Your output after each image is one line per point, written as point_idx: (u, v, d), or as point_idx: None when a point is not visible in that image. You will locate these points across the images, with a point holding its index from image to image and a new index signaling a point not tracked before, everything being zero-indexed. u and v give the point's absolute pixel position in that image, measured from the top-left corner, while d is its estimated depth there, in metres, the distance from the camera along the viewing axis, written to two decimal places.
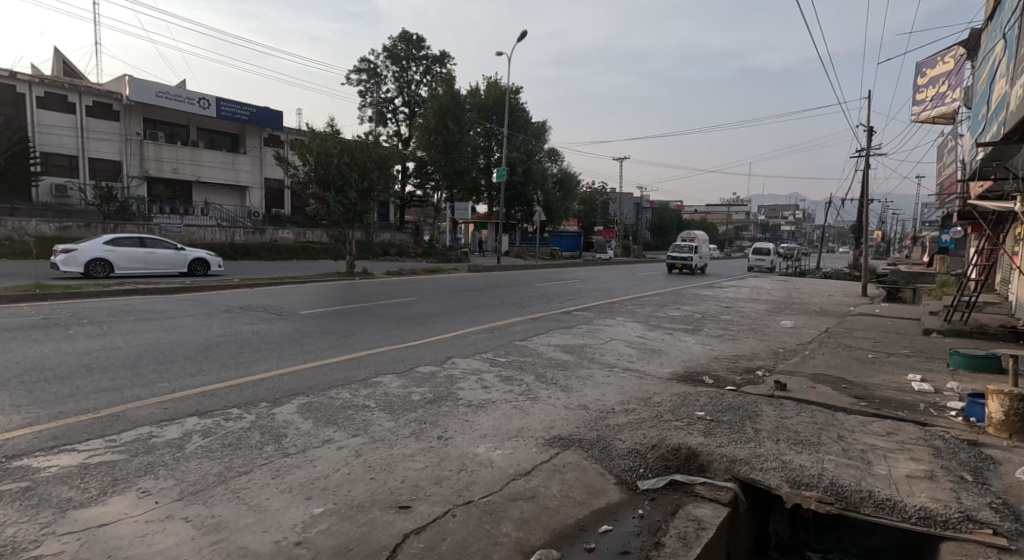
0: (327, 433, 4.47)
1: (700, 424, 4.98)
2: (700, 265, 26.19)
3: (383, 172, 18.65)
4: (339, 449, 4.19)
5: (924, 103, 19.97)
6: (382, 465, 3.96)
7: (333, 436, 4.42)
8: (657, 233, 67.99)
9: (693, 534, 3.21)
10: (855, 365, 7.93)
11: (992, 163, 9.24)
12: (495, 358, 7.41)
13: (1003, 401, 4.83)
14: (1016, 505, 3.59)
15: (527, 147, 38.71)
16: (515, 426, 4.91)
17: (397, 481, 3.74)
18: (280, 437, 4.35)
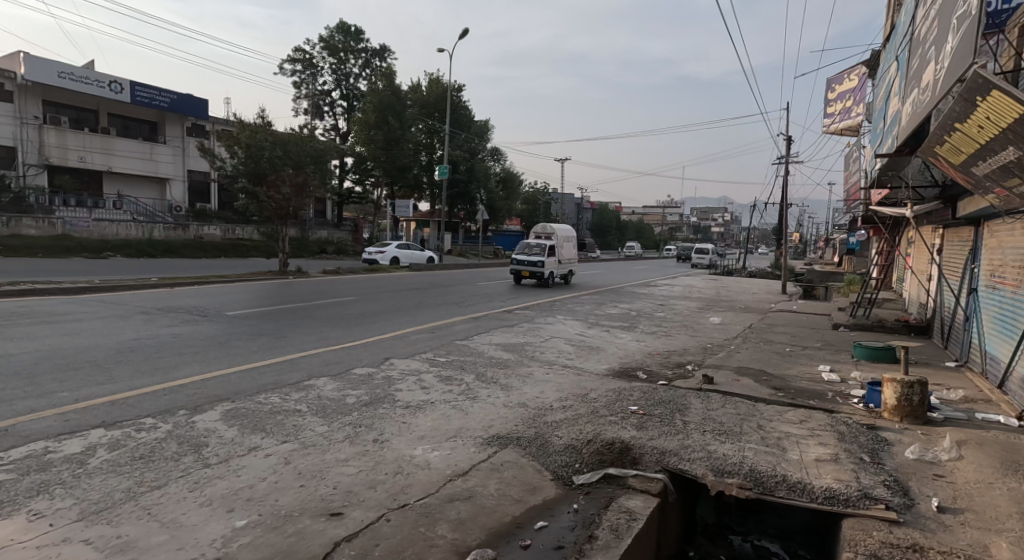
0: (253, 440, 4.34)
1: (633, 418, 5.19)
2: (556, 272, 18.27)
3: (320, 168, 18.05)
4: (268, 457, 4.06)
5: (834, 115, 21.49)
6: (314, 472, 3.89)
7: (260, 443, 4.29)
8: (598, 233, 69.29)
9: (624, 526, 3.35)
10: (775, 358, 8.49)
11: (889, 173, 10.12)
12: (435, 358, 7.40)
13: (896, 388, 5.32)
14: (906, 482, 3.99)
15: (470, 146, 38.65)
16: (454, 426, 4.94)
17: (328, 487, 3.68)
18: (200, 446, 4.17)
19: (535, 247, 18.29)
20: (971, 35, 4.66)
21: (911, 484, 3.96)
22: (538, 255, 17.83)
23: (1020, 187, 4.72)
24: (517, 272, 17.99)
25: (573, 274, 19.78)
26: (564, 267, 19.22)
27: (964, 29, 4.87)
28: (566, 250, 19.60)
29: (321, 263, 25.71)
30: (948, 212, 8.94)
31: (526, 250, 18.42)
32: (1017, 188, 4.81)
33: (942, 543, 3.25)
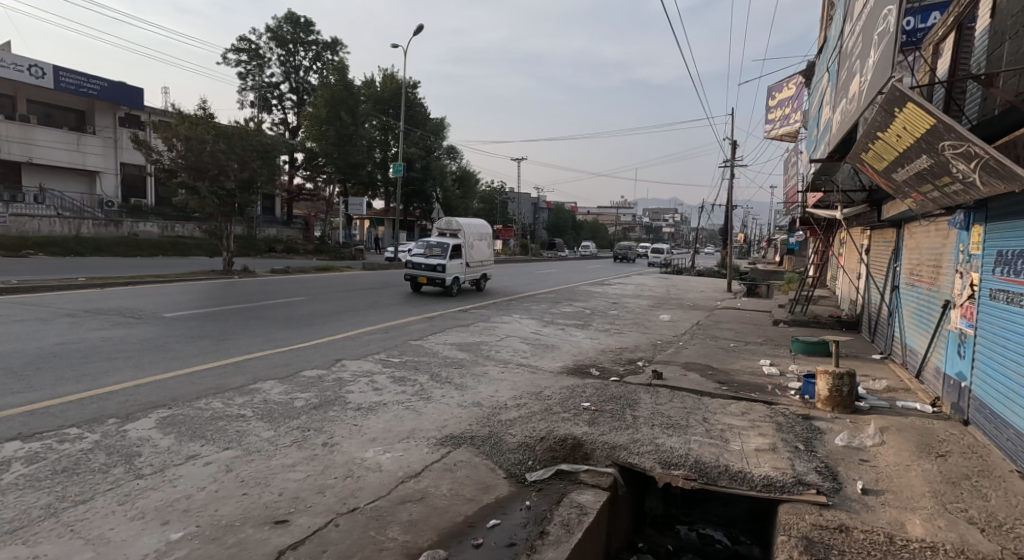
0: (192, 449, 4.20)
1: (585, 414, 5.31)
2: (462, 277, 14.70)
3: (267, 163, 17.51)
4: (207, 465, 3.94)
5: (775, 121, 22.49)
6: (258, 479, 3.81)
7: (199, 451, 4.16)
8: (554, 233, 69.92)
9: (575, 520, 3.44)
10: (720, 353, 8.85)
11: (823, 177, 10.69)
12: (389, 358, 7.33)
13: (828, 380, 5.66)
14: (835, 467, 4.25)
15: (425, 143, 38.29)
16: (407, 427, 4.93)
17: (273, 495, 3.61)
18: (132, 457, 4.01)
19: (435, 247, 14.63)
20: (889, 52, 4.99)
21: (840, 469, 4.23)
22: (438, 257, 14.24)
23: (934, 192, 5.14)
24: (412, 277, 14.30)
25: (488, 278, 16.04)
26: (475, 270, 15.66)
27: (883, 45, 5.25)
28: (478, 249, 15.89)
29: (268, 263, 24.27)
30: (874, 214, 9.54)
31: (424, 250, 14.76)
32: (930, 193, 5.23)
33: (865, 522, 3.46)
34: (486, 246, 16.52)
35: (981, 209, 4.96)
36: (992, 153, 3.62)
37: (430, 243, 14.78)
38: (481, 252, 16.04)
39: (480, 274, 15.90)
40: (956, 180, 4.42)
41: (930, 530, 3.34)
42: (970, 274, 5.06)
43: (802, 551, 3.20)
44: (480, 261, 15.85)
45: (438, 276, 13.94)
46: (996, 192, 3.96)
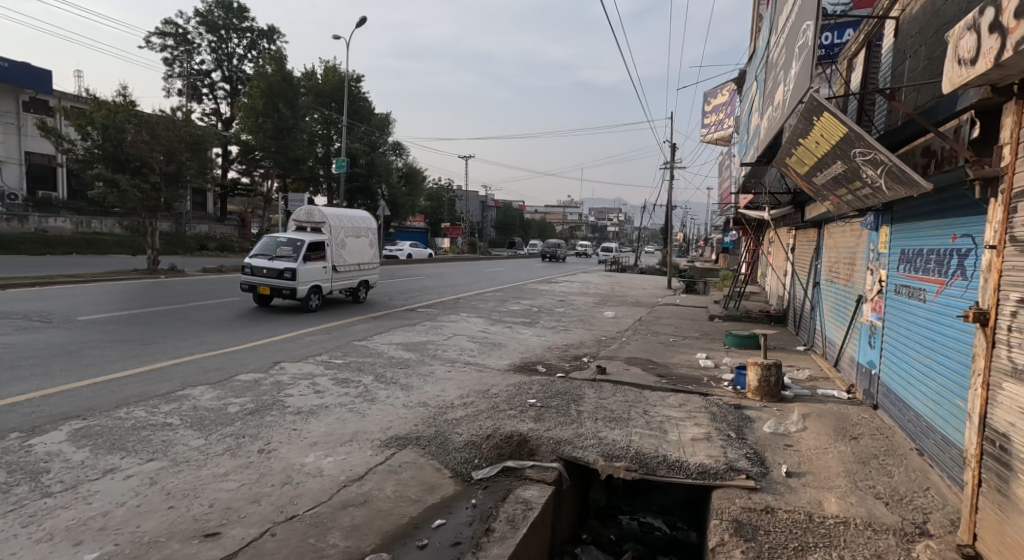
0: (110, 462, 4.01)
1: (531, 410, 5.43)
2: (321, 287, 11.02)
3: (196, 155, 16.67)
4: (128, 479, 3.78)
5: (710, 125, 23.49)
6: (185, 491, 3.69)
7: (119, 464, 3.98)
8: (501, 231, 70.12)
9: (521, 516, 3.53)
10: (660, 348, 9.22)
11: (752, 179, 11.30)
12: (331, 360, 7.21)
13: (758, 372, 6.02)
14: (763, 453, 4.54)
15: (369, 139, 37.49)
16: (350, 430, 4.88)
17: (203, 506, 3.51)
18: (41, 473, 3.79)
19: (284, 247, 10.80)
20: (808, 66, 5.35)
21: (767, 454, 4.51)
22: (287, 261, 10.50)
23: (847, 196, 5.56)
24: (252, 288, 10.53)
25: (365, 285, 12.43)
26: (347, 277, 12.01)
27: (802, 58, 5.62)
28: (353, 248, 12.16)
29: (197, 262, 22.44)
30: (798, 215, 10.17)
31: (271, 250, 10.90)
32: (845, 196, 5.66)
33: (788, 502, 3.67)
34: (364, 244, 12.63)
35: (887, 212, 5.41)
36: (894, 161, 3.96)
37: (278, 242, 10.92)
38: (357, 252, 12.30)
39: (356, 281, 12.27)
40: (866, 185, 4.79)
41: (844, 506, 3.59)
42: (879, 271, 5.51)
43: (732, 532, 3.34)
44: (354, 263, 12.16)
45: (286, 287, 10.29)
46: (897, 196, 4.34)
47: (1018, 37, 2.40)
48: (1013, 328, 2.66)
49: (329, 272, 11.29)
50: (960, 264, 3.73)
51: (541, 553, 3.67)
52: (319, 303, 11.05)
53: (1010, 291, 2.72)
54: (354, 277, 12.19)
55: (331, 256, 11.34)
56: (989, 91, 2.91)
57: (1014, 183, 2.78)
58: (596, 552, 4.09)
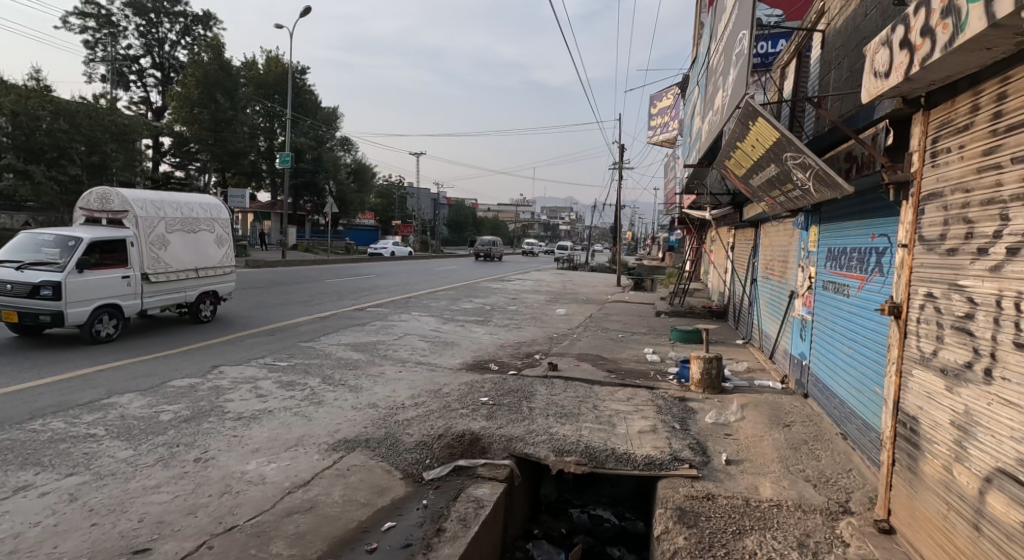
0: (25, 478, 3.78)
1: (483, 409, 5.48)
2: (116, 309, 7.51)
3: (121, 146, 16.55)
4: (45, 496, 3.58)
5: (657, 128, 24.13)
6: (111, 506, 3.52)
7: (35, 481, 3.76)
8: (453, 229, 69.66)
9: (472, 514, 3.57)
10: (609, 344, 9.46)
11: (695, 179, 11.74)
12: (275, 362, 7.02)
13: (701, 365, 6.28)
14: (704, 442, 4.75)
15: (316, 133, 36.49)
16: (295, 434, 4.78)
17: (131, 521, 3.37)
18: None
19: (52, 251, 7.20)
20: (744, 73, 5.62)
21: (709, 443, 4.72)
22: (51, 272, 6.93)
23: (780, 197, 5.89)
24: None
25: (203, 302, 8.97)
26: (177, 291, 8.56)
27: (739, 65, 5.88)
28: (183, 247, 8.65)
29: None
30: (738, 215, 10.65)
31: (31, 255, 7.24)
32: (778, 198, 5.99)
33: (727, 488, 3.86)
34: (206, 246, 9.14)
35: (815, 213, 5.77)
36: (820, 165, 4.22)
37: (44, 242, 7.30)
38: (192, 253, 8.80)
39: (193, 296, 8.86)
40: (796, 187, 5.09)
41: (777, 490, 3.80)
42: (809, 268, 5.86)
43: (675, 520, 3.45)
44: (186, 268, 8.65)
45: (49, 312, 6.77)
46: (823, 198, 4.63)
47: (925, 53, 2.61)
48: (922, 319, 2.90)
49: (136, 284, 7.78)
50: (877, 261, 4.03)
51: (493, 549, 3.72)
52: (118, 331, 7.61)
53: (919, 286, 2.96)
54: (186, 290, 8.69)
55: (139, 260, 7.85)
56: (901, 102, 3.16)
57: (922, 187, 3.03)
58: (548, 546, 4.17)
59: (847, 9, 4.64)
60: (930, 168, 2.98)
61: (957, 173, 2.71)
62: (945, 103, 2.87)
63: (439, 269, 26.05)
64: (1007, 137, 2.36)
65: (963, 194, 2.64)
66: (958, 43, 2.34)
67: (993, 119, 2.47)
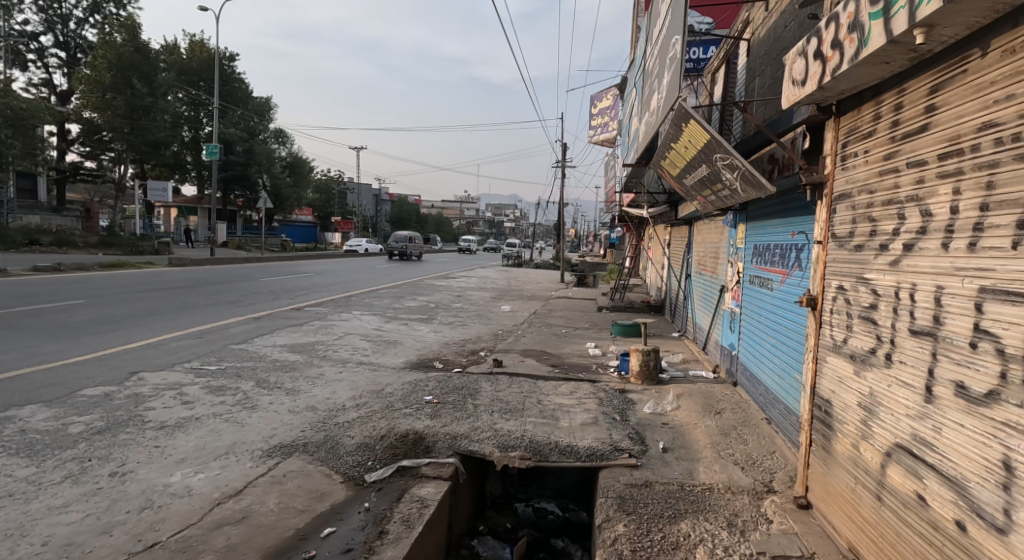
0: None
1: (427, 407, 5.48)
2: None
3: (19, 132, 15.84)
4: None
5: (597, 127, 24.65)
6: (11, 530, 3.25)
7: None
8: (397, 226, 68.47)
9: (416, 514, 3.58)
10: (553, 339, 9.63)
11: (633, 178, 12.13)
12: (203, 367, 6.69)
13: (640, 357, 6.52)
14: (643, 432, 4.94)
15: (247, 124, 35.06)
16: (225, 442, 4.59)
17: (34, 546, 3.12)
18: None
19: None
20: (676, 78, 5.86)
21: (647, 433, 4.91)
22: None
23: (711, 196, 6.17)
24: None
25: None
26: None
27: (672, 69, 6.12)
28: None
29: (25, 259, 18.29)
30: (673, 214, 11.12)
31: None
32: (709, 197, 6.28)
33: (664, 475, 4.03)
34: None
35: (742, 211, 6.11)
36: (745, 166, 4.47)
37: None
38: None
39: None
40: (725, 186, 5.36)
41: (709, 474, 4.01)
42: (737, 264, 6.20)
43: (616, 508, 3.56)
44: None
45: None
46: (749, 198, 4.89)
47: (835, 64, 2.84)
48: (834, 310, 3.15)
49: None
50: (797, 256, 4.32)
51: (437, 548, 3.74)
52: None
53: (832, 279, 3.21)
54: None
55: None
56: (816, 108, 3.40)
57: (834, 188, 3.29)
58: (492, 542, 4.22)
59: (770, 20, 4.93)
60: (840, 171, 3.23)
61: (863, 175, 2.96)
62: (853, 111, 3.11)
63: (380, 266, 25.54)
64: (903, 144, 2.60)
65: (868, 195, 2.88)
66: (862, 56, 2.56)
67: (892, 127, 2.70)
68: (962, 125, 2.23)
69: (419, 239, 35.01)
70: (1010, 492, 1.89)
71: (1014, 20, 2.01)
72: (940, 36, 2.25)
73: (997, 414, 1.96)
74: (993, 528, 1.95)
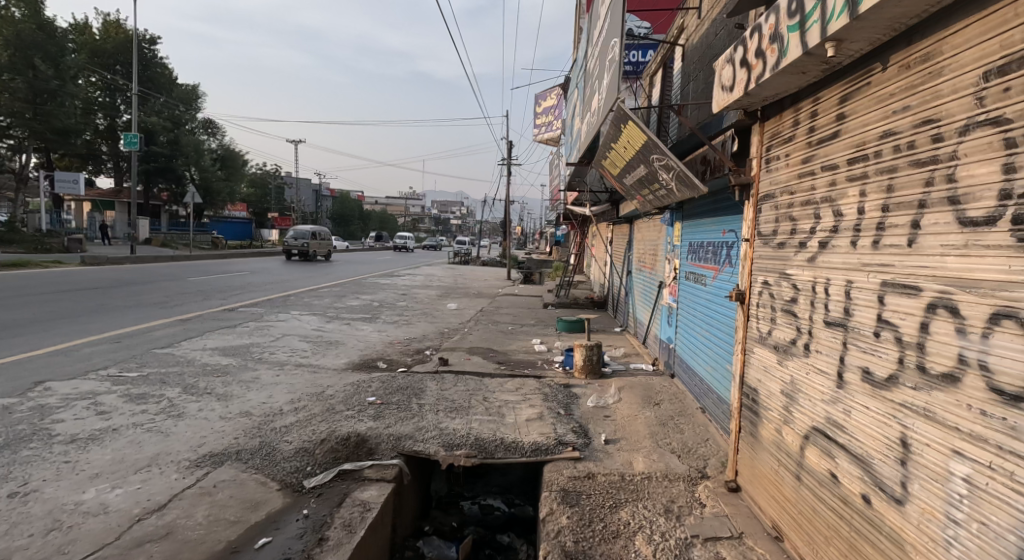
0: None
1: (370, 409, 5.41)
2: None
3: None
4: None
5: (541, 126, 24.91)
6: None
7: None
8: (339, 223, 66.68)
9: (358, 518, 3.53)
10: (499, 336, 9.68)
11: (577, 176, 12.33)
12: (122, 374, 6.30)
13: (584, 352, 6.67)
14: (586, 426, 5.06)
15: (172, 113, 33.16)
16: (147, 454, 4.35)
17: None
18: None
19: None
20: (616, 80, 6.01)
21: (590, 426, 5.04)
22: None
23: (649, 196, 6.39)
24: None
25: None
26: None
27: (611, 71, 6.27)
28: None
29: None
30: (615, 212, 11.39)
31: None
32: (647, 196, 6.49)
33: (605, 466, 4.15)
34: None
35: (679, 211, 6.35)
36: (679, 167, 4.65)
37: None
38: None
39: None
40: (662, 186, 5.55)
41: (648, 464, 4.16)
42: (674, 260, 6.44)
43: (559, 501, 3.63)
44: None
45: None
46: (683, 197, 5.10)
47: (759, 72, 3.01)
48: (759, 304, 3.35)
49: None
50: (728, 253, 4.54)
51: (381, 551, 3.70)
52: None
53: (758, 275, 3.40)
54: None
55: None
56: (743, 114, 3.59)
57: (760, 188, 3.49)
58: (438, 541, 4.21)
59: (702, 28, 5.15)
60: (765, 173, 3.44)
61: (785, 177, 3.16)
62: (776, 117, 3.31)
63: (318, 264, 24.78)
64: (818, 149, 2.80)
65: (789, 195, 3.08)
66: (782, 66, 2.73)
67: (809, 133, 2.91)
68: (867, 133, 2.43)
69: (323, 235, 29.28)
70: (906, 466, 2.08)
71: (910, 38, 2.21)
72: (848, 50, 2.44)
73: (896, 396, 2.16)
74: (892, 500, 2.14)
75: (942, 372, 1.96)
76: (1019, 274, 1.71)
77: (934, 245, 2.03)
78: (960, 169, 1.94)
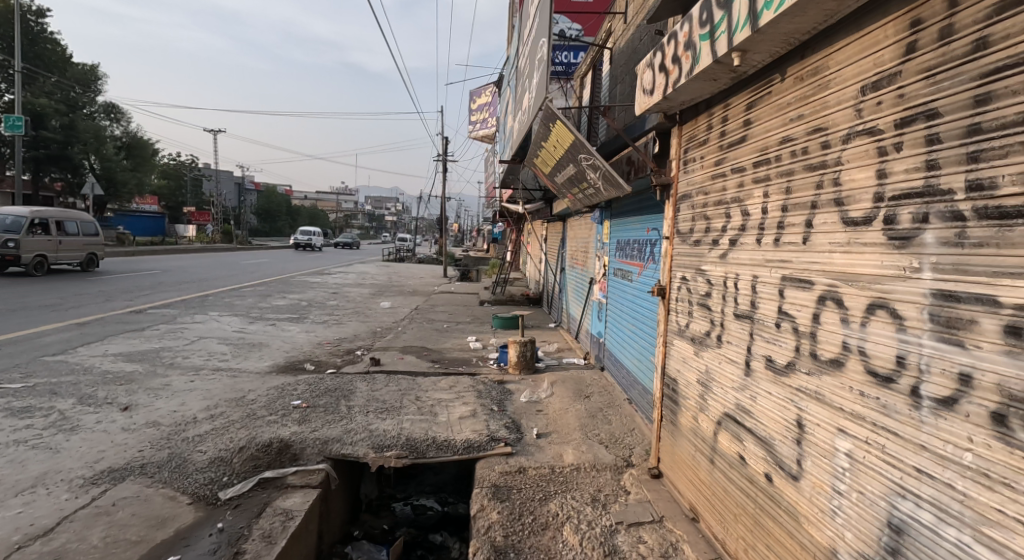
0: None
1: (295, 413, 5.22)
2: None
3: None
4: None
5: (476, 123, 24.93)
6: None
7: None
8: (264, 218, 63.46)
9: (279, 528, 3.42)
10: (434, 334, 9.62)
11: (510, 175, 12.33)
12: (4, 386, 5.75)
13: (517, 348, 6.75)
14: (518, 421, 5.12)
15: (66, 94, 30.31)
16: (32, 473, 4.01)
17: None
18: None
19: None
20: (545, 80, 6.07)
21: (522, 421, 5.11)
22: None
23: (579, 195, 6.53)
24: None
25: None
26: None
27: (539, 71, 6.34)
28: None
29: None
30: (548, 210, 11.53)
31: None
32: (577, 195, 6.63)
33: (535, 460, 4.22)
34: None
35: (607, 209, 6.54)
36: (604, 168, 4.77)
37: None
38: None
39: None
40: (590, 185, 5.67)
41: (577, 455, 4.27)
42: (604, 258, 6.61)
43: (490, 497, 3.66)
44: None
45: None
46: (609, 196, 5.25)
47: (675, 78, 3.17)
48: (678, 298, 3.52)
49: None
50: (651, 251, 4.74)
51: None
52: None
53: (677, 270, 3.58)
54: None
55: None
56: (663, 117, 3.75)
57: (678, 189, 3.67)
58: (367, 545, 4.12)
59: (627, 32, 5.33)
60: (683, 174, 3.62)
61: (700, 178, 3.34)
62: (690, 121, 3.51)
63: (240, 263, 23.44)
64: (728, 152, 2.98)
65: (703, 195, 3.27)
66: (694, 73, 2.89)
67: (720, 137, 3.09)
68: (768, 139, 2.62)
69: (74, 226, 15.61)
70: (801, 445, 2.27)
71: (802, 53, 2.40)
72: (752, 61, 2.62)
73: (793, 381, 2.34)
74: (790, 477, 2.33)
75: (830, 358, 2.15)
76: (890, 269, 1.89)
77: (824, 243, 2.21)
78: (843, 174, 2.13)
